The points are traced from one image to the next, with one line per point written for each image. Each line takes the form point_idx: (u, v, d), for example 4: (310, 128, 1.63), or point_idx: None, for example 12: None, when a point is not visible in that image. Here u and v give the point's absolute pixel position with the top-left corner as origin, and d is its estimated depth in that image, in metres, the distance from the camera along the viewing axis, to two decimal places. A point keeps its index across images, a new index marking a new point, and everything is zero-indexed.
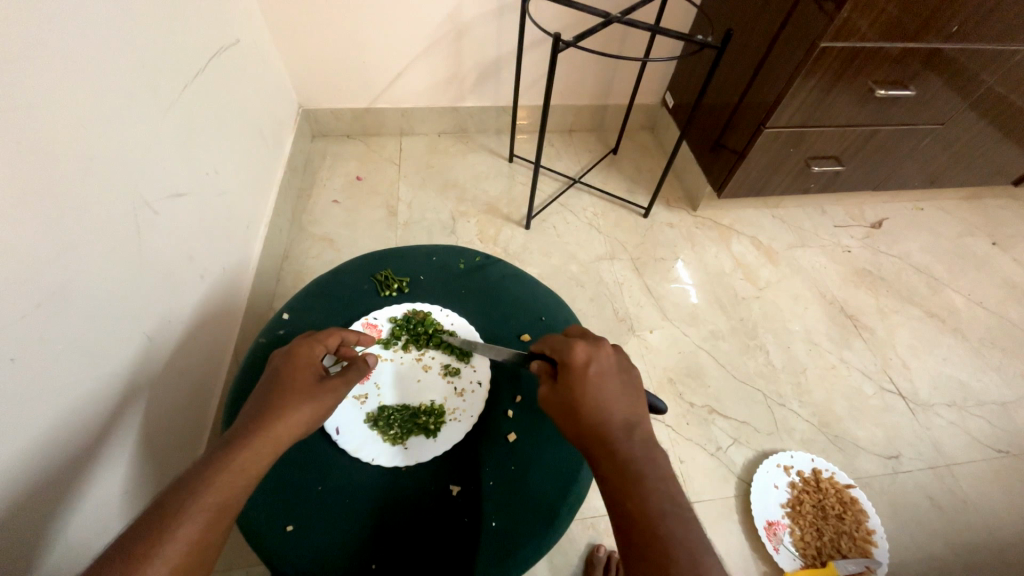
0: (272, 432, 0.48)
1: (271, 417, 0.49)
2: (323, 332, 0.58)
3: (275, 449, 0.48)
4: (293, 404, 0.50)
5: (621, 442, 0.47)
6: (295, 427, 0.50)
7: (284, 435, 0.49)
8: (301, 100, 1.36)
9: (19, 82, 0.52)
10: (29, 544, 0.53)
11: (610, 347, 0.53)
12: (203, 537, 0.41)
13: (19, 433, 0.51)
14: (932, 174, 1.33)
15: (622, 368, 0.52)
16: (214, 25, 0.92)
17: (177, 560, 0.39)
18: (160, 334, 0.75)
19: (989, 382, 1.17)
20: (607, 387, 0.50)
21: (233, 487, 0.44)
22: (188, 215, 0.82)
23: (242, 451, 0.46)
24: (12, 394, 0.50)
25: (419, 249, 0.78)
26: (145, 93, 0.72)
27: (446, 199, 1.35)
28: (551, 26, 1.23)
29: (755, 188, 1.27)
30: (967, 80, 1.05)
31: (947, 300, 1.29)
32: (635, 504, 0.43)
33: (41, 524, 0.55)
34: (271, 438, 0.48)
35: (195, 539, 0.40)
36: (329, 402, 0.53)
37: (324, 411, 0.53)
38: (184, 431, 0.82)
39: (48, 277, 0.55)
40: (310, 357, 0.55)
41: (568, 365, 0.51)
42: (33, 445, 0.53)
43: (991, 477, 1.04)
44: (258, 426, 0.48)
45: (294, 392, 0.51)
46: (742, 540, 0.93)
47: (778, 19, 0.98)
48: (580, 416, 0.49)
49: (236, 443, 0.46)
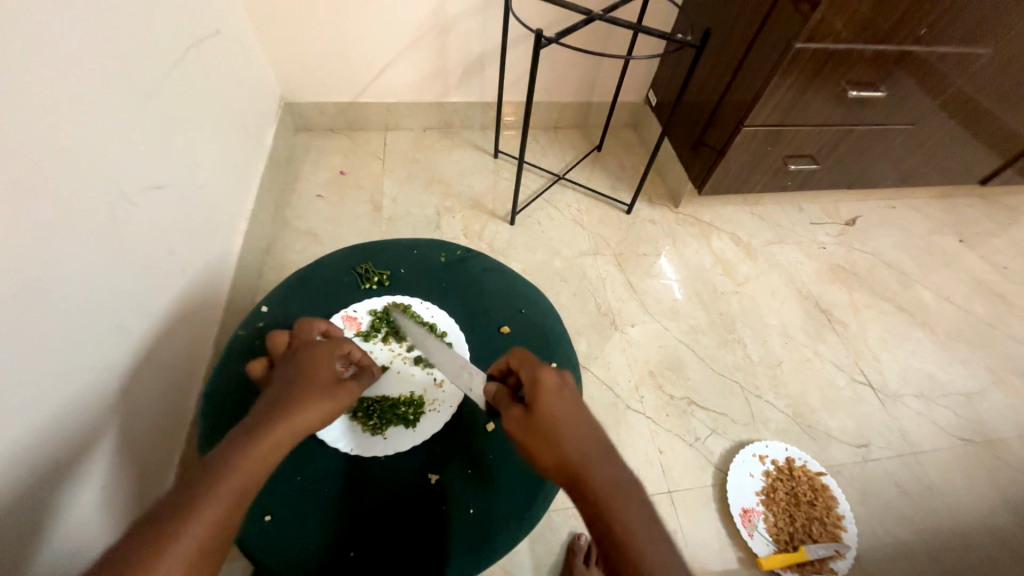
0: (293, 423, 0.48)
1: (292, 409, 0.49)
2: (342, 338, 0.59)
3: (291, 440, 0.47)
4: (309, 389, 0.51)
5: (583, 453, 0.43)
6: (313, 420, 0.49)
7: (304, 426, 0.48)
8: (284, 94, 1.34)
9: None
10: (10, 545, 0.52)
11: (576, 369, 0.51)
12: (229, 517, 0.41)
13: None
14: (904, 172, 1.38)
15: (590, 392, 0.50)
16: (193, 16, 0.90)
17: (204, 537, 0.39)
18: (139, 327, 0.74)
19: (954, 374, 1.22)
20: (583, 408, 0.47)
21: (258, 468, 0.44)
22: (167, 208, 0.81)
23: (268, 439, 0.46)
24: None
25: (400, 243, 0.78)
26: (121, 81, 0.70)
27: (431, 195, 1.35)
28: (536, 23, 1.24)
29: (734, 186, 1.30)
30: (937, 82, 1.09)
31: (916, 295, 1.34)
32: (624, 534, 0.39)
33: (22, 535, 0.53)
34: (293, 427, 0.47)
35: (222, 519, 0.41)
36: (346, 400, 0.53)
37: (340, 393, 0.52)
38: (163, 428, 0.80)
39: (26, 270, 0.55)
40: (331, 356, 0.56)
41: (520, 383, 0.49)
42: (2, 453, 0.51)
43: (954, 464, 1.09)
44: (273, 414, 0.48)
45: (316, 387, 0.51)
46: (718, 527, 0.95)
47: (757, 19, 1.00)
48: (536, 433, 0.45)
49: (253, 435, 0.45)
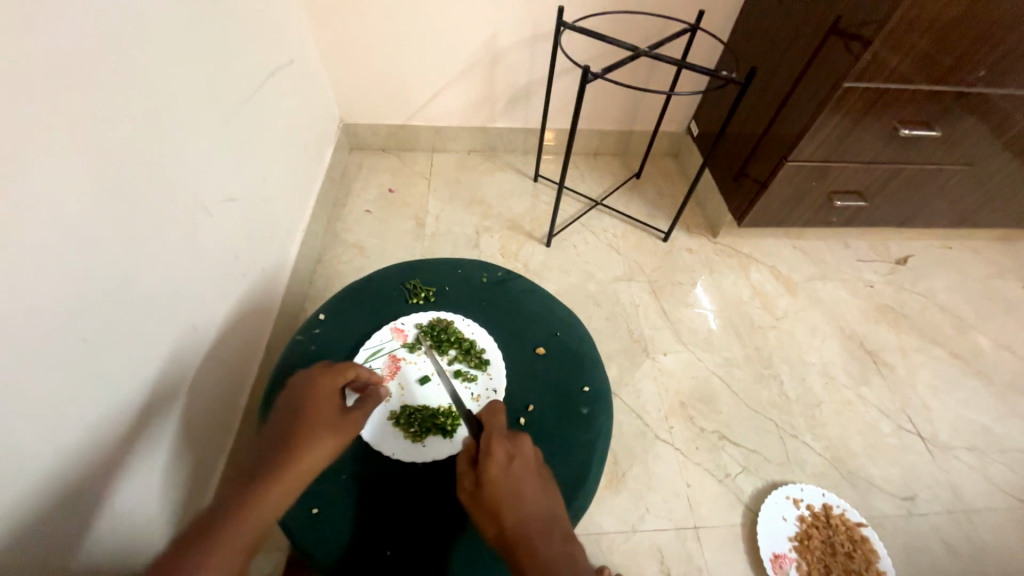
0: (299, 465, 0.53)
1: (298, 451, 0.54)
2: (343, 367, 0.62)
3: (307, 473, 0.54)
4: (313, 431, 0.56)
5: (535, 521, 0.52)
6: (320, 457, 0.55)
7: (311, 465, 0.54)
8: (343, 116, 1.45)
9: (99, 89, 0.59)
10: (77, 521, 0.58)
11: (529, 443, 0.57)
12: (253, 542, 0.48)
13: (67, 424, 0.56)
14: (961, 212, 1.32)
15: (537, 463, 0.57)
16: (272, 48, 1.01)
17: (237, 555, 0.47)
18: (206, 325, 0.81)
19: (1016, 430, 1.13)
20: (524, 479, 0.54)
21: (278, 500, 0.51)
22: (237, 219, 0.90)
23: (278, 480, 0.52)
24: (63, 380, 0.55)
25: (445, 262, 0.83)
26: (207, 106, 0.80)
27: (472, 214, 1.41)
28: (581, 56, 1.29)
29: (776, 219, 1.28)
30: (997, 121, 1.05)
31: (973, 342, 1.26)
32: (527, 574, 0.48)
33: (89, 515, 0.60)
34: (300, 470, 0.53)
35: (248, 544, 0.48)
36: (350, 434, 0.58)
37: (342, 424, 0.57)
38: (218, 422, 0.87)
39: (117, 268, 0.62)
40: (330, 392, 0.59)
41: (501, 435, 0.57)
42: (80, 436, 0.58)
43: (1015, 529, 1.00)
44: (282, 454, 0.54)
45: (319, 428, 0.56)
46: (747, 570, 0.92)
47: (805, 56, 1.01)
48: (506, 484, 0.53)
49: (264, 478, 0.52)
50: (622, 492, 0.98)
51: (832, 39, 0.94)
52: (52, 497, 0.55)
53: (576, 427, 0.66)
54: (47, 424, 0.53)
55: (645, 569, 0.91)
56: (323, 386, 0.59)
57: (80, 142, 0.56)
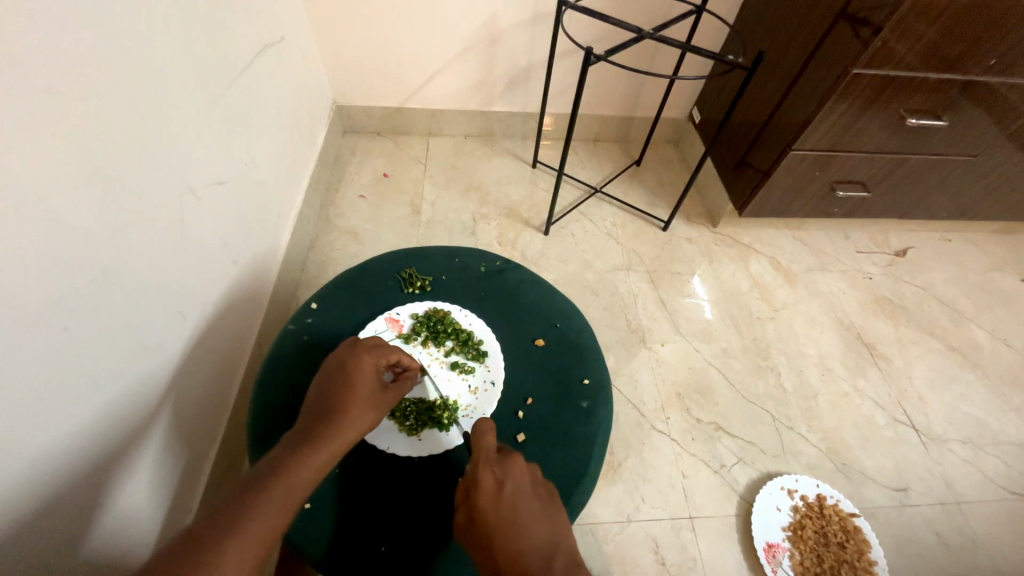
0: (342, 434, 0.54)
1: (340, 422, 0.54)
2: (386, 345, 0.63)
3: (346, 445, 0.54)
4: (356, 401, 0.56)
5: (531, 548, 0.49)
6: (358, 429, 0.56)
7: (350, 436, 0.55)
8: (336, 97, 1.41)
9: (74, 63, 0.55)
10: (65, 518, 0.57)
11: (524, 464, 0.55)
12: (272, 536, 0.46)
13: (49, 420, 0.53)
14: (963, 204, 1.31)
15: (534, 484, 0.54)
16: (261, 24, 0.97)
17: (251, 549, 0.45)
18: (195, 314, 0.79)
19: (1007, 422, 1.14)
20: (518, 504, 0.52)
21: (289, 493, 0.49)
22: (226, 203, 0.87)
23: (321, 449, 0.52)
24: (46, 373, 0.53)
25: (442, 250, 0.81)
26: (195, 85, 0.76)
27: (469, 201, 1.38)
28: (583, 38, 1.25)
29: (777, 209, 1.27)
30: (1005, 112, 1.03)
31: (969, 335, 1.27)
32: None
33: (77, 512, 0.58)
34: (341, 439, 0.54)
35: (264, 538, 0.46)
36: (386, 409, 0.59)
37: (385, 399, 0.59)
38: (209, 413, 0.85)
39: (102, 254, 0.60)
40: (375, 365, 0.60)
41: (489, 459, 0.54)
42: (65, 431, 0.56)
43: (1002, 519, 1.02)
44: (327, 423, 0.54)
45: (362, 400, 0.57)
46: (740, 559, 0.93)
47: (813, 41, 0.98)
48: (495, 512, 0.51)
49: (307, 447, 0.52)
50: (618, 483, 0.99)
51: (840, 24, 0.91)
52: (37, 496, 0.53)
53: (574, 420, 0.65)
54: (29, 420, 0.51)
55: (639, 559, 0.91)
56: (369, 358, 0.60)
57: (55, 121, 0.53)
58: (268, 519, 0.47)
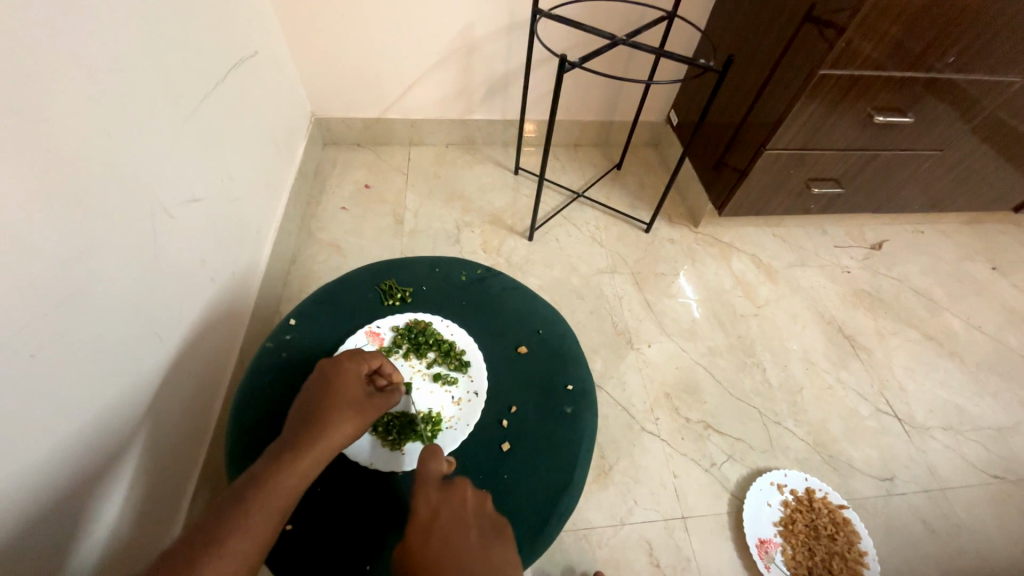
0: (322, 442, 0.53)
1: (322, 429, 0.54)
2: (369, 353, 0.62)
3: (327, 454, 0.53)
4: (339, 408, 0.56)
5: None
6: (340, 438, 0.54)
7: (332, 445, 0.54)
8: (314, 110, 1.40)
9: (37, 84, 0.54)
10: (36, 553, 0.54)
11: (465, 491, 0.54)
12: (252, 556, 0.45)
13: (15, 458, 0.51)
14: (933, 197, 1.35)
15: (477, 512, 0.53)
16: (234, 39, 0.96)
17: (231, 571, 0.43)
18: (172, 334, 0.77)
19: (985, 407, 1.17)
20: (454, 535, 0.50)
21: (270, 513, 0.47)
22: (202, 220, 0.85)
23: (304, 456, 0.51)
24: (15, 402, 0.51)
25: (422, 261, 0.80)
26: (166, 102, 0.75)
27: (452, 210, 1.38)
28: (559, 45, 1.27)
29: (755, 208, 1.29)
30: (967, 107, 1.07)
31: (945, 324, 1.30)
32: None
33: (49, 546, 0.56)
34: (322, 446, 0.53)
35: (245, 559, 0.44)
36: (370, 417, 0.58)
37: (366, 409, 0.57)
38: (189, 435, 0.82)
39: (70, 279, 0.58)
40: (357, 374, 0.59)
41: (429, 486, 0.54)
42: (34, 464, 0.54)
43: (985, 503, 1.04)
44: (306, 432, 0.53)
45: (342, 408, 0.56)
46: (734, 557, 0.93)
47: (781, 42, 1.00)
48: (426, 543, 0.49)
49: (289, 454, 0.51)
50: (610, 486, 0.98)
51: (806, 27, 0.94)
52: (2, 540, 0.50)
53: (559, 426, 0.65)
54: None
55: (633, 562, 0.91)
56: (351, 368, 0.59)
57: (19, 146, 0.52)
58: (250, 535, 0.45)
